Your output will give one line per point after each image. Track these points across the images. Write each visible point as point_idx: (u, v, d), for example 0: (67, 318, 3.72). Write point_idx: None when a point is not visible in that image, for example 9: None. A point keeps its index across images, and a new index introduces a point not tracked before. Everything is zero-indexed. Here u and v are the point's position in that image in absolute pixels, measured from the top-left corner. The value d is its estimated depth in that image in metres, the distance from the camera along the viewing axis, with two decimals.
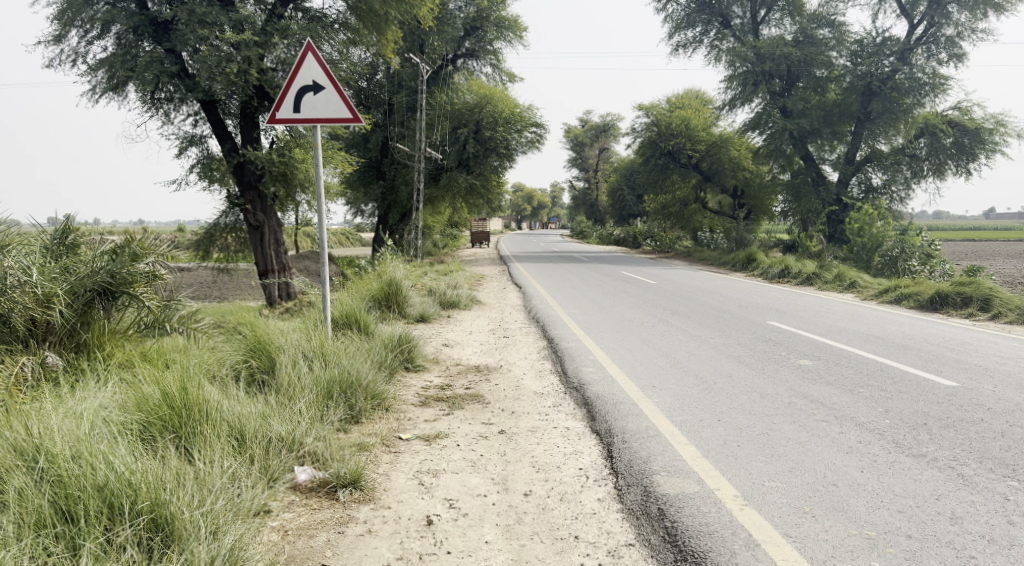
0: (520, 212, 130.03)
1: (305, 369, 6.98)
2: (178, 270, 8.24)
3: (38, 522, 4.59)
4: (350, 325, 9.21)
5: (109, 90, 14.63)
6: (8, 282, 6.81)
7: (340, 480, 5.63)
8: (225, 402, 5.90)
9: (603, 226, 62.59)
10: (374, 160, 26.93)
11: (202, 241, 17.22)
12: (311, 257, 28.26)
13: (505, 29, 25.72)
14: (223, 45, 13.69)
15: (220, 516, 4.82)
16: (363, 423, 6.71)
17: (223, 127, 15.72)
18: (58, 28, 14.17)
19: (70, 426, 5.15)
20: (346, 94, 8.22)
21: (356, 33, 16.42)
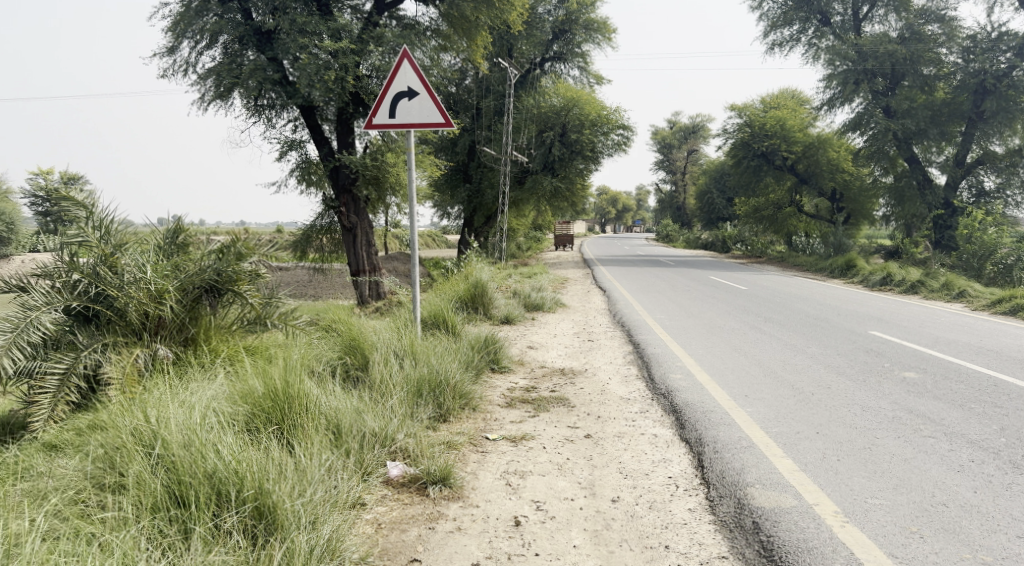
0: (605, 215, 129.06)
1: (396, 367, 7.13)
2: (278, 269, 8.59)
3: (153, 506, 4.87)
4: (438, 324, 9.35)
5: (216, 99, 15.35)
6: (125, 279, 7.23)
7: (431, 476, 5.74)
8: (322, 398, 6.08)
9: (690, 230, 61.57)
10: (462, 163, 27.28)
11: (298, 242, 17.82)
12: (400, 259, 28.83)
13: (594, 31, 25.60)
14: (322, 54, 14.15)
15: (319, 505, 4.97)
16: (451, 423, 6.81)
17: (320, 132, 16.24)
18: (171, 40, 14.98)
19: (183, 415, 5.42)
20: (439, 99, 8.36)
21: (446, 39, 16.70)
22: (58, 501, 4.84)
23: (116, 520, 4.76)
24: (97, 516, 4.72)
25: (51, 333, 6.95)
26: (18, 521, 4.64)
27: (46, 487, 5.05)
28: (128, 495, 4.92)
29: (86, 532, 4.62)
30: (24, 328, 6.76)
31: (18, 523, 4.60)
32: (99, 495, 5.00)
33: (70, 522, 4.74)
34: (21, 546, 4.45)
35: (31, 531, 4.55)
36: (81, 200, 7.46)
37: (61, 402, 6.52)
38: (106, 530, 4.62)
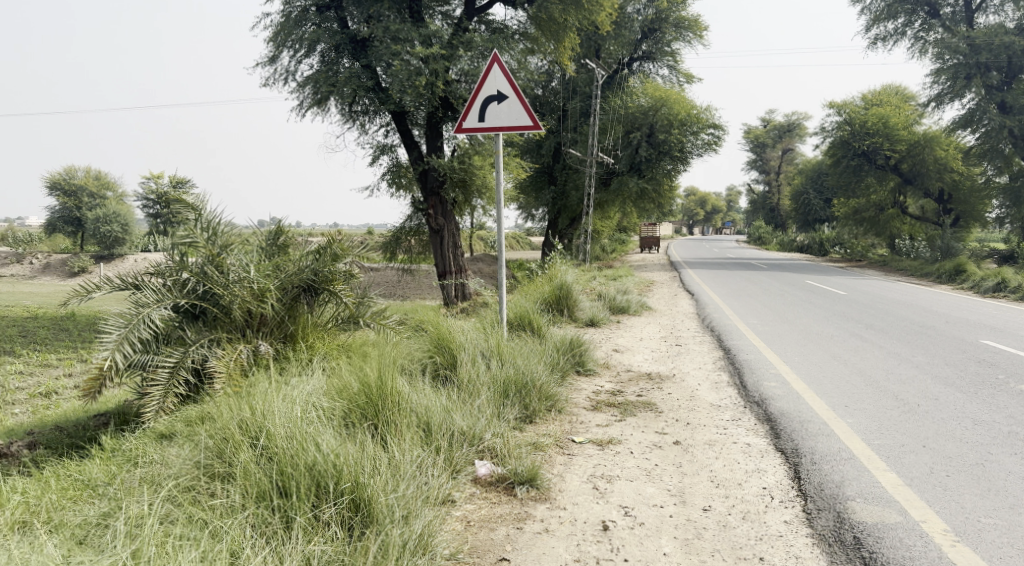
0: (693, 216, 126.80)
1: (484, 367, 7.17)
2: (370, 269, 8.80)
3: (258, 494, 5.05)
4: (523, 326, 9.35)
5: (313, 105, 15.87)
6: (230, 278, 7.54)
7: (518, 477, 5.75)
8: (414, 395, 6.19)
9: (785, 232, 59.76)
10: (547, 165, 27.28)
11: (388, 244, 18.24)
12: (485, 260, 29.05)
13: (684, 29, 25.15)
14: (413, 60, 14.39)
15: (412, 500, 5.07)
16: (537, 424, 6.81)
17: (410, 137, 16.55)
18: (272, 50, 15.61)
19: (286, 410, 5.62)
20: (528, 102, 8.36)
21: (534, 42, 16.74)
22: (172, 487, 5.09)
23: (225, 507, 4.97)
24: (208, 503, 4.93)
25: (162, 329, 7.31)
26: (136, 505, 4.90)
27: (160, 473, 5.31)
28: (235, 484, 5.12)
29: (197, 518, 4.84)
30: (136, 325, 7.11)
31: (137, 505, 4.86)
32: (209, 482, 5.23)
33: (183, 507, 4.97)
34: (140, 529, 4.70)
35: (149, 515, 4.80)
36: (192, 203, 7.86)
37: (171, 393, 6.81)
38: (216, 516, 4.83)
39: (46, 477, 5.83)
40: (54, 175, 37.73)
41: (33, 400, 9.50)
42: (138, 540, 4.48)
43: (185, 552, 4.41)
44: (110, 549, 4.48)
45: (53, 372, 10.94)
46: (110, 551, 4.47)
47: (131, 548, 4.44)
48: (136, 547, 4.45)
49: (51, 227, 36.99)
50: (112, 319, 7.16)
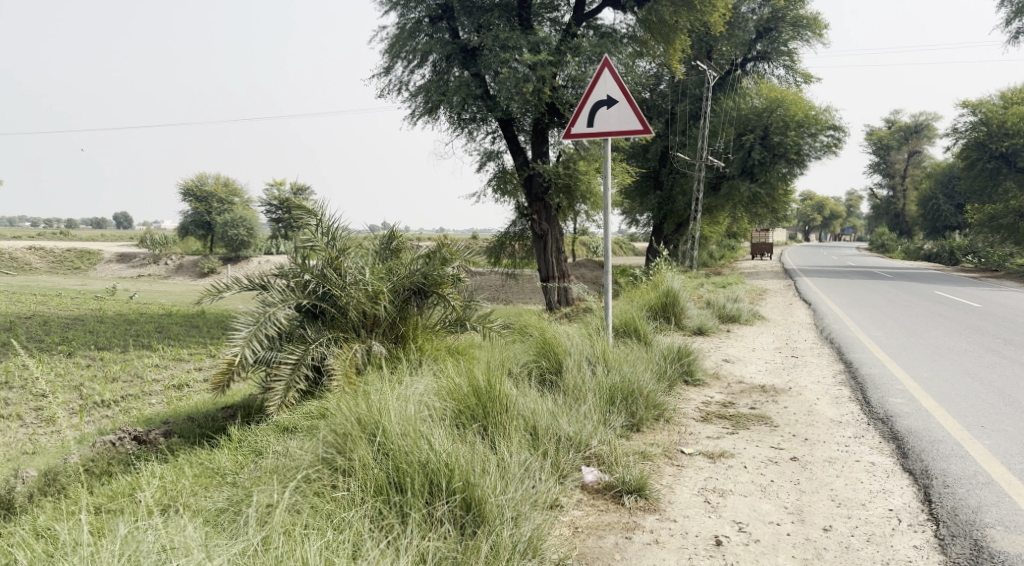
0: (808, 222, 122.18)
1: (590, 373, 7.10)
2: (476, 273, 8.94)
3: (376, 489, 5.22)
4: (629, 333, 9.21)
5: (425, 114, 16.26)
6: (347, 281, 7.85)
7: (625, 485, 5.66)
8: (521, 399, 6.20)
9: (911, 239, 56.72)
10: (653, 170, 26.90)
11: (493, 248, 18.42)
12: (589, 266, 28.89)
13: (802, 28, 24.22)
14: (521, 67, 14.48)
15: (522, 503, 5.10)
16: (645, 433, 6.69)
17: (517, 142, 16.74)
18: (387, 61, 16.08)
19: (400, 408, 5.75)
20: (638, 107, 8.24)
21: (643, 45, 16.53)
22: (297, 478, 5.31)
23: (346, 500, 5.15)
24: (331, 495, 5.12)
25: (285, 327, 7.64)
26: (265, 494, 5.14)
27: (284, 465, 5.54)
28: (355, 477, 5.30)
29: (321, 509, 5.02)
30: (263, 323, 7.46)
31: (266, 494, 5.10)
32: (330, 475, 5.42)
33: (307, 498, 5.17)
34: (269, 518, 4.93)
35: (277, 504, 5.03)
36: (313, 209, 8.24)
37: (292, 389, 7.10)
38: (337, 508, 5.00)
39: (181, 464, 6.19)
40: (187, 182, 39.89)
41: (167, 391, 10.11)
42: (268, 527, 4.70)
43: (310, 540, 4.59)
44: (243, 535, 4.73)
45: (185, 366, 11.62)
46: (243, 536, 4.71)
47: (262, 534, 4.66)
48: (266, 533, 4.67)
49: (184, 231, 39.26)
50: (241, 317, 7.56)
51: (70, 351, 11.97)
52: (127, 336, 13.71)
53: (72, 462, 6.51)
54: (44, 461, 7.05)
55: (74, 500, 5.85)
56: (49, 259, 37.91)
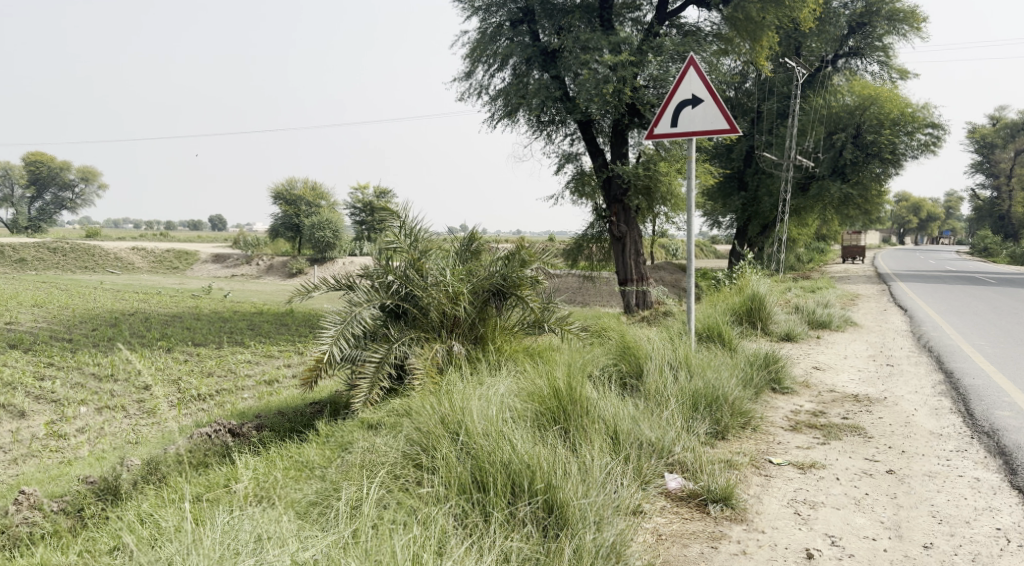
0: (903, 225, 117.10)
1: (672, 378, 6.95)
2: (555, 276, 8.90)
3: (460, 487, 5.26)
4: (713, 337, 9.00)
5: (504, 117, 16.34)
6: (429, 282, 7.96)
7: (711, 494, 5.53)
8: (602, 402, 6.13)
9: (1017, 242, 53.59)
10: (738, 170, 26.32)
11: (571, 250, 18.35)
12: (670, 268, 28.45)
13: (899, 21, 23.30)
14: (601, 68, 14.40)
15: (605, 508, 5.04)
16: (730, 441, 6.52)
17: (596, 144, 16.65)
18: (468, 65, 16.26)
19: (482, 408, 5.77)
20: (724, 105, 8.05)
21: (728, 42, 16.17)
22: (384, 474, 5.40)
23: (431, 496, 5.22)
24: (417, 492, 5.19)
25: (370, 327, 7.80)
26: (354, 488, 5.26)
27: (371, 459, 5.65)
28: (439, 475, 5.35)
29: (407, 505, 5.09)
30: (350, 321, 7.63)
31: (355, 488, 5.21)
32: (415, 471, 5.50)
33: (393, 494, 5.26)
34: (358, 512, 5.03)
35: (365, 499, 5.13)
36: (397, 210, 8.40)
37: (376, 386, 7.22)
38: (423, 505, 5.07)
39: (272, 457, 6.39)
40: (277, 187, 41.29)
41: (259, 386, 10.46)
42: (358, 522, 4.80)
43: (397, 535, 4.67)
44: (334, 527, 4.85)
45: (275, 362, 12.01)
46: (334, 529, 4.84)
47: (351, 527, 4.77)
48: (356, 527, 4.78)
49: (275, 233, 40.63)
50: (329, 316, 7.77)
51: (170, 346, 12.56)
52: (221, 332, 14.28)
53: (172, 452, 6.79)
54: (146, 450, 7.40)
55: (174, 488, 6.11)
56: (151, 259, 39.90)
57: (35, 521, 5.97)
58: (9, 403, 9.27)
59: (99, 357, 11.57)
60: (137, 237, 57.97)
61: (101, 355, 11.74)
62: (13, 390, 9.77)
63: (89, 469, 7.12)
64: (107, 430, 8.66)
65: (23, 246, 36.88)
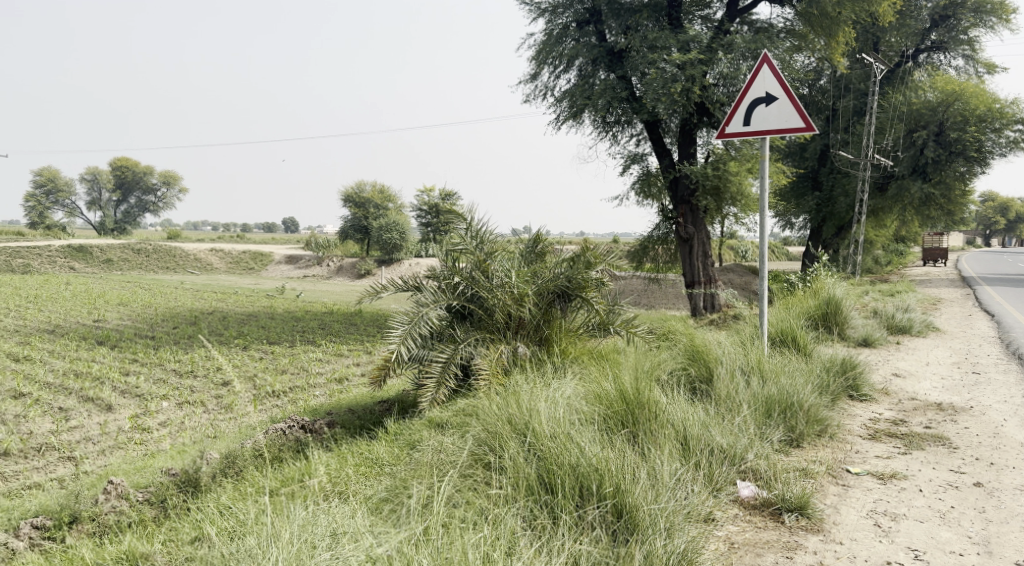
0: (987, 226, 112.02)
1: (743, 383, 6.77)
2: (620, 277, 8.81)
3: (528, 489, 5.25)
4: (786, 342, 8.75)
5: (570, 118, 16.30)
6: (495, 283, 8.00)
7: (786, 503, 5.39)
8: (670, 407, 6.02)
9: None
10: (812, 169, 25.64)
11: (636, 252, 18.17)
12: (740, 270, 27.88)
13: (985, 13, 22.54)
14: (669, 67, 14.22)
15: (675, 514, 4.98)
16: (804, 449, 6.33)
17: (663, 144, 16.44)
18: (534, 67, 16.30)
19: (550, 410, 5.75)
20: (800, 103, 7.83)
21: (802, 39, 15.77)
22: (453, 473, 5.43)
23: (500, 497, 5.23)
24: (485, 493, 5.20)
25: (437, 327, 7.86)
26: (424, 486, 5.32)
27: (440, 458, 5.69)
28: (507, 476, 5.35)
29: (477, 505, 5.11)
30: (417, 322, 7.72)
31: (425, 486, 5.26)
32: (483, 472, 5.52)
33: (463, 493, 5.29)
34: (429, 509, 5.08)
35: (435, 497, 5.17)
36: (462, 212, 8.45)
37: (442, 386, 7.27)
38: (492, 505, 5.08)
39: (343, 454, 6.50)
40: (347, 190, 42.15)
41: (330, 384, 10.66)
42: (430, 519, 4.85)
43: (467, 534, 4.70)
44: (406, 525, 4.90)
45: (345, 361, 12.23)
46: (407, 526, 4.88)
47: (423, 525, 4.81)
48: (427, 525, 4.82)
49: (344, 235, 41.46)
50: (398, 316, 7.87)
51: (245, 344, 12.93)
52: (294, 331, 14.63)
53: (248, 447, 6.98)
54: (224, 444, 7.62)
55: (252, 482, 6.28)
56: (227, 260, 41.22)
57: (122, 510, 6.22)
58: (97, 397, 9.70)
59: (180, 354, 12.00)
60: (215, 239, 60.00)
61: (182, 352, 12.17)
62: (101, 384, 10.21)
63: (171, 462, 7.37)
64: (187, 424, 8.96)
65: (108, 247, 38.57)
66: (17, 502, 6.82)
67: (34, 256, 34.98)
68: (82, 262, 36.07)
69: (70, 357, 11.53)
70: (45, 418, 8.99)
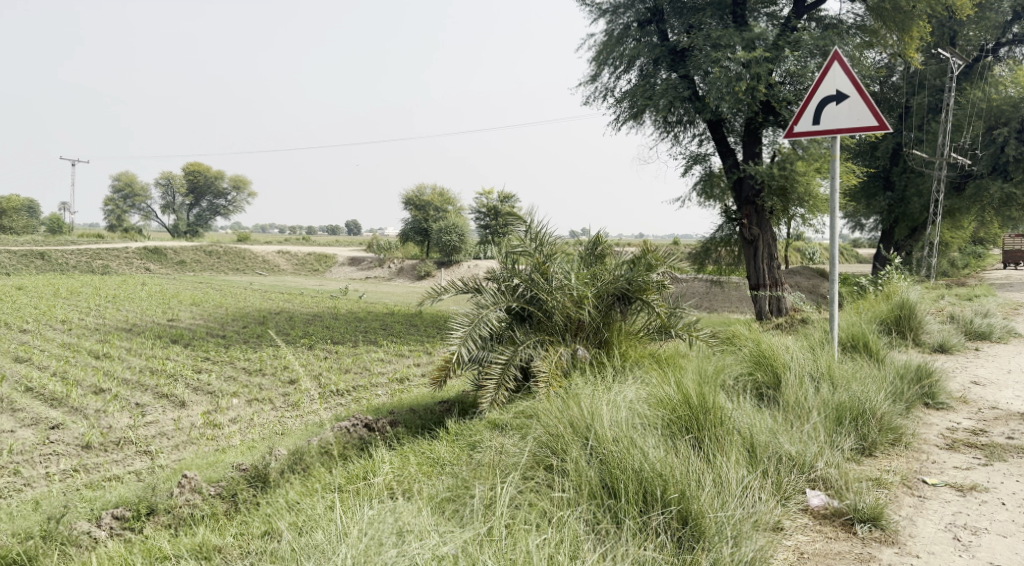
0: None
1: (812, 389, 6.59)
2: (682, 280, 8.69)
3: (591, 493, 5.21)
4: (857, 347, 8.49)
5: (630, 119, 16.16)
6: (554, 285, 8.00)
7: (859, 513, 5.23)
8: (736, 412, 5.89)
9: None
10: (883, 169, 24.83)
11: (698, 254, 17.90)
12: (807, 272, 27.19)
13: None
14: (734, 65, 13.95)
15: (742, 522, 4.92)
16: (878, 458, 6.13)
17: (727, 144, 16.16)
18: (595, 68, 16.21)
19: (612, 412, 5.69)
20: (873, 101, 7.59)
21: (873, 35, 15.27)
22: (515, 474, 5.43)
23: (563, 500, 5.21)
24: (548, 495, 5.19)
25: (496, 329, 7.88)
26: (487, 487, 5.33)
27: (501, 459, 5.69)
28: (570, 479, 5.32)
29: (540, 507, 5.11)
30: (478, 323, 7.74)
31: (488, 487, 5.27)
32: (546, 474, 5.50)
33: (525, 494, 5.28)
34: (492, 510, 5.09)
35: (498, 498, 5.18)
36: (522, 215, 8.45)
37: (503, 387, 7.28)
38: (556, 508, 5.06)
39: (405, 453, 6.56)
40: (407, 193, 42.62)
41: (391, 384, 10.79)
42: (494, 520, 4.87)
43: (530, 536, 4.69)
44: (470, 525, 4.91)
45: (406, 361, 12.37)
46: (470, 526, 4.90)
47: (487, 526, 4.83)
48: (490, 526, 4.83)
49: (404, 237, 41.95)
50: (458, 317, 7.92)
51: (310, 344, 13.19)
52: (357, 332, 14.85)
53: (314, 444, 7.12)
54: (291, 441, 7.78)
55: (318, 479, 6.41)
56: (293, 261, 42.16)
57: (196, 504, 6.40)
58: (171, 394, 10.03)
59: (249, 352, 12.31)
60: (282, 241, 61.45)
61: (250, 350, 12.49)
62: (175, 381, 10.55)
63: (241, 457, 7.56)
64: (256, 421, 9.18)
65: (181, 249, 39.86)
66: (98, 493, 7.09)
67: (112, 258, 36.36)
68: (157, 263, 37.34)
69: (146, 355, 11.94)
70: (123, 413, 9.33)
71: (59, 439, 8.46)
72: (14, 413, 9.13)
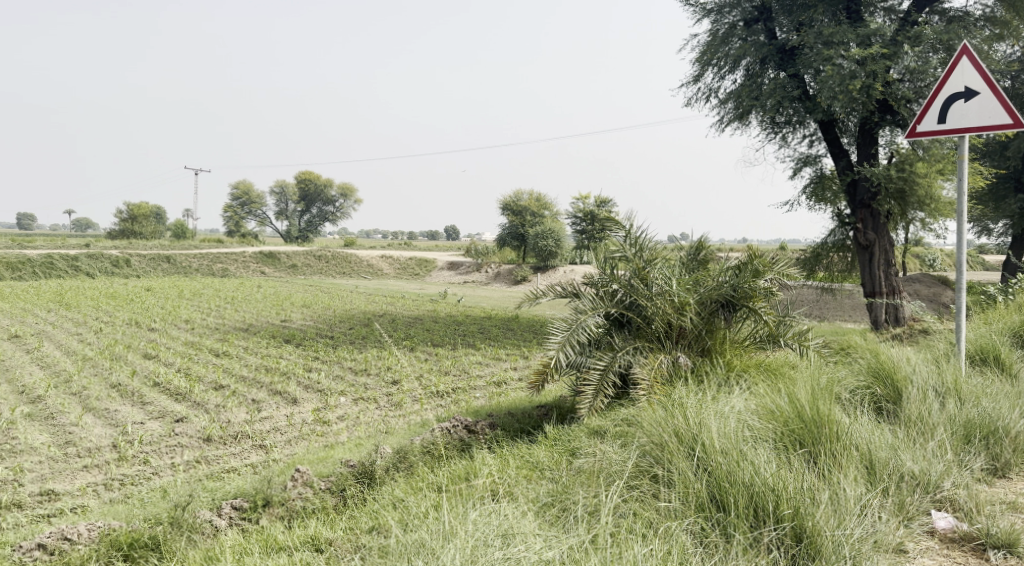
0: None
1: (937, 405, 6.21)
2: (791, 287, 8.36)
3: (699, 505, 5.08)
4: (986, 360, 7.95)
5: (735, 120, 15.75)
6: (654, 291, 7.87)
7: (991, 538, 4.91)
8: (853, 426, 5.60)
9: None
10: (1014, 170, 23.18)
11: (807, 260, 17.25)
12: (926, 279, 25.71)
13: None
14: (848, 63, 13.38)
15: (861, 542, 4.70)
16: (1011, 479, 5.70)
17: (839, 145, 15.50)
18: (698, 69, 15.90)
19: (720, 423, 5.51)
20: (1007, 97, 7.09)
21: (1004, 27, 14.27)
22: (619, 483, 5.34)
23: (669, 510, 5.09)
24: (654, 506, 5.08)
25: (594, 334, 7.80)
26: (590, 495, 5.28)
27: (604, 466, 5.61)
28: (676, 490, 5.20)
29: (645, 517, 5.02)
30: (576, 329, 7.69)
31: (592, 494, 5.22)
32: (650, 483, 5.38)
33: (629, 504, 5.20)
34: (595, 519, 5.04)
35: (602, 506, 5.13)
36: (621, 220, 8.34)
37: (602, 394, 7.19)
38: (662, 520, 4.96)
39: (506, 456, 6.58)
40: (506, 198, 42.94)
41: (490, 387, 10.89)
42: (599, 528, 4.82)
43: (636, 547, 4.62)
44: (574, 531, 4.88)
45: (504, 365, 12.44)
46: (573, 532, 4.87)
47: (591, 534, 4.78)
48: (595, 534, 4.79)
49: (503, 242, 42.30)
50: (558, 322, 7.90)
51: (412, 346, 13.45)
52: (455, 335, 15.06)
53: (417, 444, 7.25)
54: (396, 441, 7.95)
55: (422, 478, 6.51)
56: (396, 266, 43.21)
57: (308, 497, 6.63)
58: (284, 391, 10.45)
59: (355, 353, 12.70)
60: (386, 246, 63.14)
61: (356, 351, 12.86)
62: (287, 379, 10.99)
63: (349, 454, 7.78)
64: (362, 420, 9.44)
65: (293, 253, 41.54)
66: (219, 483, 7.44)
67: (230, 262, 38.24)
68: (271, 267, 39.08)
69: (261, 353, 12.49)
70: (241, 408, 9.78)
71: (182, 432, 8.95)
72: (144, 406, 9.71)
